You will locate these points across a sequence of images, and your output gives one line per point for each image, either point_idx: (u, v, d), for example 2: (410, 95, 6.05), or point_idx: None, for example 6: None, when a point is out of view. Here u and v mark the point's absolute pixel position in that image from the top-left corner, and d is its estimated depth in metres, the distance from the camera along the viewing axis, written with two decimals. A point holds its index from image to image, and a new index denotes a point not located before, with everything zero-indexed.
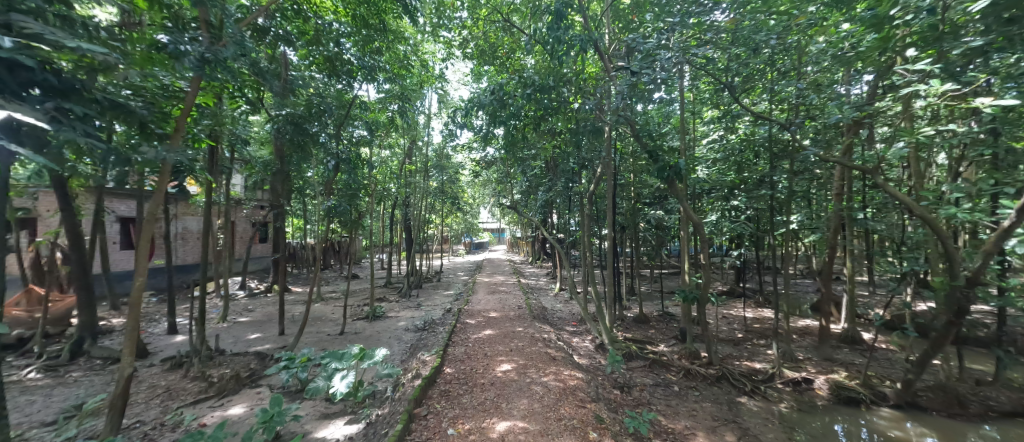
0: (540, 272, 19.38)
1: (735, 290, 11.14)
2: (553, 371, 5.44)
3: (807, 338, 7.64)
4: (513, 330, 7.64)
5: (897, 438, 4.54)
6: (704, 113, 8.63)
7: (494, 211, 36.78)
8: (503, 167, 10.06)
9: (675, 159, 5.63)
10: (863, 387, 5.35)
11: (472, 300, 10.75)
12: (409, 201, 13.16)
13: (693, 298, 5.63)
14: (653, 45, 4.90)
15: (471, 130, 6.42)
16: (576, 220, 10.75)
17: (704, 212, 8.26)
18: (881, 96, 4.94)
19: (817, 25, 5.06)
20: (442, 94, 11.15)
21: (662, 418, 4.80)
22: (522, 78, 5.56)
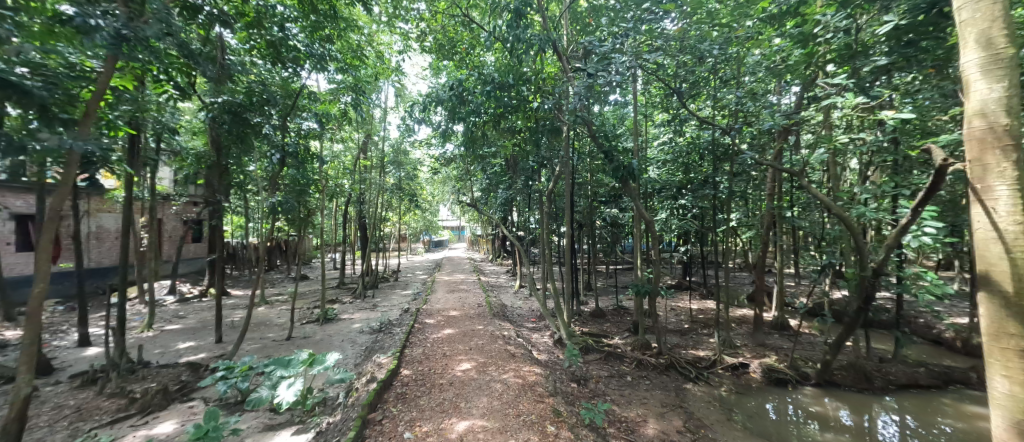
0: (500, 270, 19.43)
1: (682, 284, 11.87)
2: (513, 368, 5.49)
3: (743, 326, 8.34)
4: (472, 328, 7.60)
5: (817, 412, 5.10)
6: (655, 116, 9.09)
7: (453, 209, 36.32)
8: (463, 164, 9.93)
9: (628, 159, 5.89)
10: (790, 369, 5.93)
11: (431, 299, 10.56)
12: (364, 198, 12.61)
13: (645, 292, 5.93)
14: (608, 49, 5.05)
15: (430, 126, 6.27)
16: (535, 218, 10.90)
17: (654, 210, 8.71)
18: (807, 106, 5.48)
19: (754, 38, 5.53)
20: (399, 87, 10.81)
21: (616, 407, 5.01)
22: (482, 75, 5.52)
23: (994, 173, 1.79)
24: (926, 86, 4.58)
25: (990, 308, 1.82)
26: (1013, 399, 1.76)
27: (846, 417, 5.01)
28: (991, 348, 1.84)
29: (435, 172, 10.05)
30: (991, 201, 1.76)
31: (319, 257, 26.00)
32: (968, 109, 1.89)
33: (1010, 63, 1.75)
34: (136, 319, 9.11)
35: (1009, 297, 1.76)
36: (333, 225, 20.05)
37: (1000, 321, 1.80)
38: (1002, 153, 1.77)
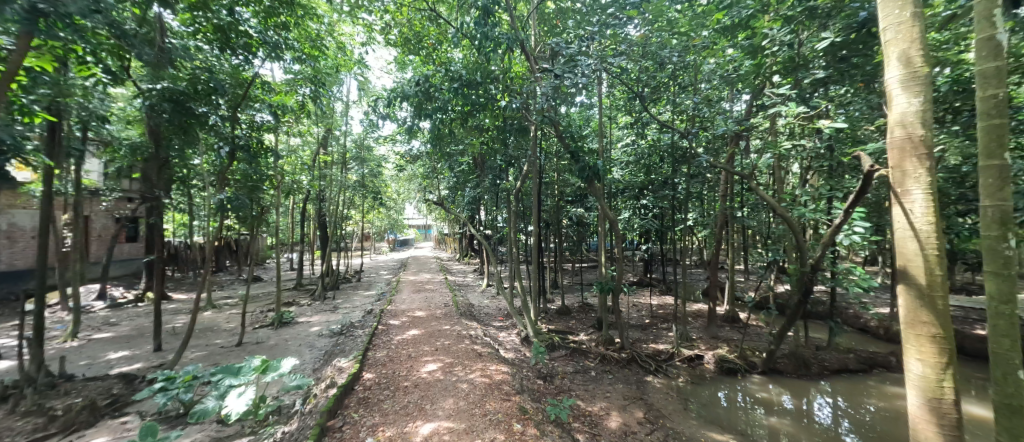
0: (467, 269, 19.28)
1: (643, 281, 12.37)
2: (479, 367, 5.48)
3: (699, 320, 8.82)
4: (439, 328, 7.49)
5: (763, 398, 5.50)
6: (619, 119, 9.41)
7: (420, 208, 35.67)
8: (430, 162, 9.75)
9: (594, 159, 6.04)
10: (740, 359, 6.35)
11: (396, 300, 10.29)
12: (323, 195, 12.06)
13: (609, 289, 6.10)
14: (574, 51, 5.15)
15: (396, 122, 6.09)
16: (502, 217, 10.92)
17: (618, 210, 9.02)
18: (756, 113, 5.88)
19: (709, 47, 5.87)
20: (362, 80, 10.42)
21: (580, 402, 5.14)
22: (449, 71, 5.45)
23: (911, 177, 2.02)
24: (856, 98, 5.07)
25: (907, 299, 2.05)
26: (924, 378, 2.01)
27: (787, 401, 5.45)
28: (907, 334, 2.09)
29: (400, 169, 9.78)
30: (909, 203, 1.99)
31: (274, 257, 24.58)
32: (892, 119, 2.11)
33: (925, 80, 1.97)
34: (58, 327, 8.17)
35: (922, 288, 1.99)
36: (289, 224, 19.01)
37: (915, 310, 2.03)
38: (918, 160, 2.00)
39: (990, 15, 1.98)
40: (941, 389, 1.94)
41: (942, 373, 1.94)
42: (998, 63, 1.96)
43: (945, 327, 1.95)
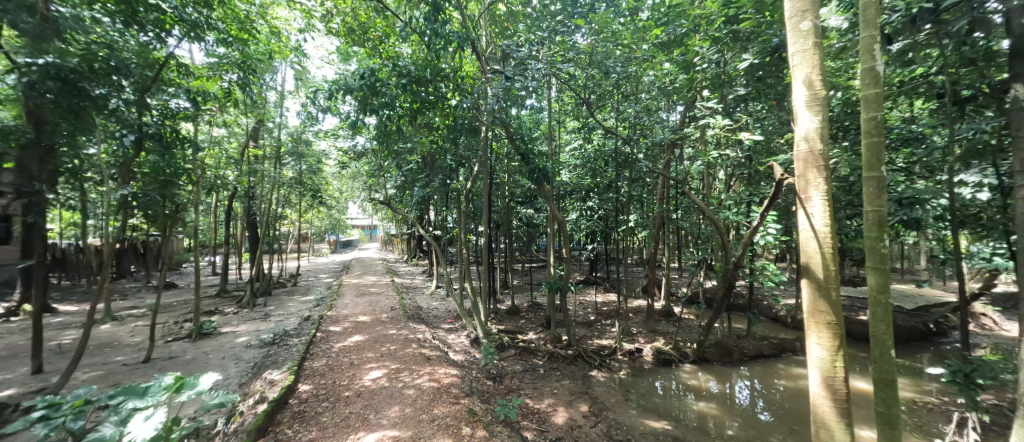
0: (415, 270, 18.72)
1: (589, 279, 12.88)
2: (427, 371, 5.35)
3: (638, 315, 9.39)
4: (384, 333, 7.18)
5: (693, 386, 6.00)
6: (567, 123, 9.73)
7: (364, 207, 33.99)
8: (375, 159, 9.32)
9: (543, 162, 6.18)
10: (674, 350, 6.87)
11: (337, 305, 9.68)
12: (253, 192, 11.00)
13: (557, 288, 6.28)
14: (524, 55, 5.26)
15: (339, 116, 5.74)
16: (452, 217, 10.76)
17: (566, 211, 9.32)
18: (689, 124, 6.41)
19: (648, 60, 6.30)
20: (299, 69, 9.69)
21: (529, 400, 5.22)
22: (397, 66, 5.27)
23: (813, 185, 2.34)
24: (770, 114, 5.74)
25: (809, 292, 2.37)
26: (822, 360, 2.34)
27: (714, 386, 6.00)
28: (809, 322, 2.41)
29: (343, 165, 9.23)
30: (810, 207, 2.30)
31: (192, 260, 21.96)
32: (798, 134, 2.41)
33: (823, 102, 2.30)
34: None
35: (820, 281, 2.32)
36: (211, 223, 17.10)
37: (815, 301, 2.35)
38: (818, 171, 2.32)
39: (871, 50, 2.36)
40: (834, 368, 2.28)
41: (835, 354, 2.27)
42: (877, 90, 2.33)
43: (837, 314, 2.29)
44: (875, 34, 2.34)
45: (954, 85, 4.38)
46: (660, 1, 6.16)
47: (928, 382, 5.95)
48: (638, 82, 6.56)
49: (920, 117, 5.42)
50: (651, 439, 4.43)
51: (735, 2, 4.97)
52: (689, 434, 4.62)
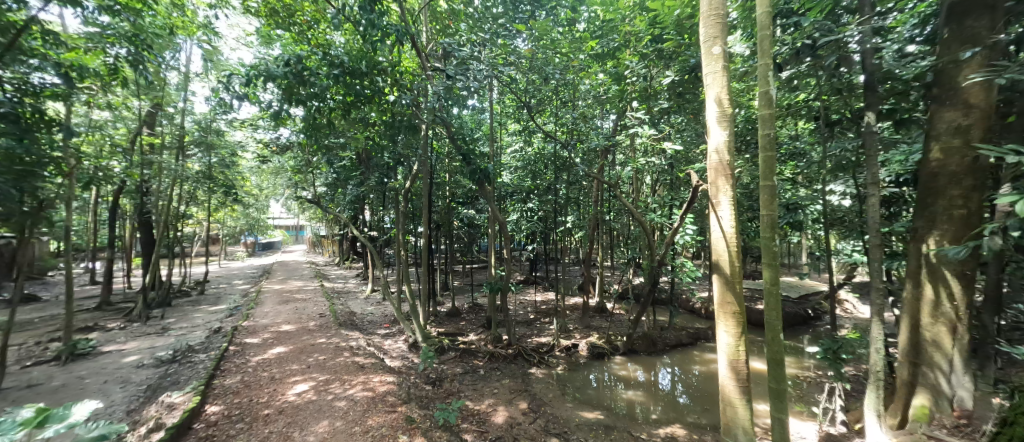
0: (346, 274, 17.56)
1: (528, 279, 13.19)
2: (361, 380, 5.05)
3: (575, 312, 9.82)
4: (311, 342, 6.63)
5: (624, 376, 6.44)
6: (508, 125, 9.87)
7: (289, 205, 31.19)
8: (303, 155, 8.57)
9: (485, 163, 6.21)
10: (606, 343, 7.30)
11: (255, 314, 8.73)
12: (147, 187, 9.48)
13: (497, 289, 6.33)
14: (466, 55, 5.24)
15: (260, 104, 5.17)
16: (389, 217, 10.30)
17: (507, 211, 9.44)
18: (620, 132, 6.88)
19: (584, 70, 6.66)
20: (209, 50, 8.52)
21: (469, 403, 5.19)
22: (328, 55, 4.90)
23: (721, 191, 2.66)
24: (688, 127, 6.38)
25: (718, 286, 2.69)
26: (730, 345, 2.66)
27: (641, 375, 6.49)
28: (720, 313, 2.72)
29: (263, 159, 8.34)
30: (720, 211, 2.61)
31: None
32: (710, 146, 2.73)
33: (730, 118, 2.63)
34: None
35: (727, 276, 2.64)
36: (88, 223, 14.35)
37: (724, 294, 2.67)
38: (726, 178, 2.64)
39: (766, 76, 2.74)
40: (738, 352, 2.62)
41: (739, 340, 2.61)
42: (771, 110, 2.71)
43: (740, 304, 2.63)
44: (770, 63, 2.72)
45: (826, 110, 5.27)
46: (596, 14, 6.41)
47: (807, 359, 7.06)
48: (575, 89, 6.87)
49: (802, 135, 6.43)
50: (586, 430, 4.66)
51: (660, 23, 5.36)
52: (620, 422, 4.95)
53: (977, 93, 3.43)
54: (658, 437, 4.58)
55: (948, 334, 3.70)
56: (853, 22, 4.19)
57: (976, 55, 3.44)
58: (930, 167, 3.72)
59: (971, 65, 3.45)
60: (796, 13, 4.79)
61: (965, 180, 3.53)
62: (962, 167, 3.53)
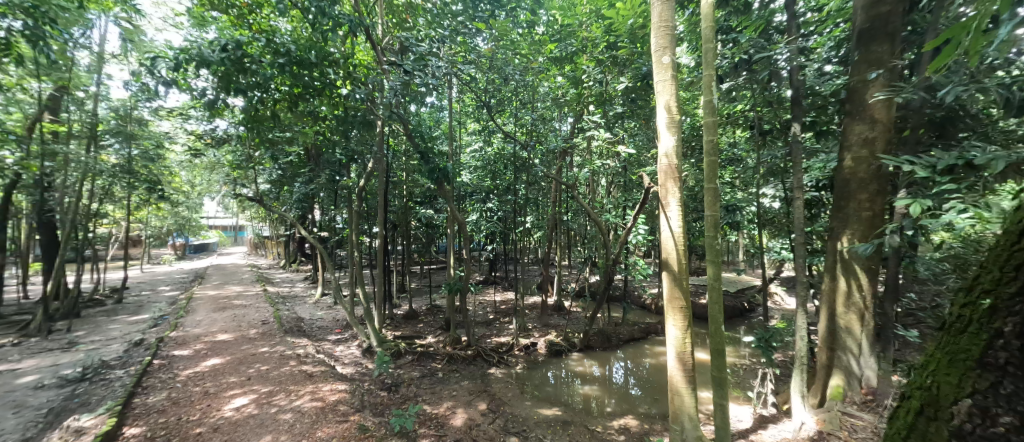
0: (293, 277, 16.46)
1: (488, 279, 13.16)
2: (309, 390, 4.76)
3: (533, 311, 9.94)
4: (252, 352, 6.13)
5: (581, 372, 6.63)
6: (468, 124, 9.79)
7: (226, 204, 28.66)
8: (244, 149, 7.90)
9: (444, 162, 6.13)
10: (564, 340, 7.47)
11: (185, 323, 7.92)
12: (50, 181, 8.27)
13: (457, 289, 6.26)
14: (425, 50, 5.12)
15: (192, 92, 4.66)
16: (341, 217, 9.80)
17: (466, 211, 9.35)
18: (577, 135, 7.07)
19: (543, 73, 6.78)
20: (129, 29, 7.56)
21: (427, 407, 5.07)
22: (273, 42, 4.56)
23: (669, 192, 2.83)
24: (641, 132, 6.71)
25: (667, 282, 2.86)
26: (677, 338, 2.82)
27: (597, 370, 6.72)
28: (669, 308, 2.89)
29: (195, 153, 7.58)
30: (668, 212, 2.77)
31: None
32: (660, 150, 2.89)
33: (677, 125, 2.80)
34: None
35: (675, 273, 2.81)
36: None
37: (672, 289, 2.84)
38: (674, 181, 2.81)
39: (710, 86, 2.93)
40: (685, 344, 2.79)
41: (685, 332, 2.79)
42: (714, 118, 2.91)
43: (686, 298, 2.81)
44: (713, 74, 2.92)
45: (760, 120, 5.78)
46: (553, 19, 6.78)
47: (744, 348, 7.70)
48: (534, 91, 6.96)
49: (740, 143, 7.00)
50: (544, 427, 4.73)
51: (615, 31, 5.74)
52: (577, 416, 5.08)
53: (880, 110, 3.93)
54: (613, 429, 4.75)
55: (857, 321, 4.21)
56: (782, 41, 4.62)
57: (880, 76, 3.94)
58: (844, 174, 4.20)
59: (876, 85, 3.95)
60: (735, 29, 5.21)
61: (871, 185, 4.02)
62: (869, 175, 4.03)
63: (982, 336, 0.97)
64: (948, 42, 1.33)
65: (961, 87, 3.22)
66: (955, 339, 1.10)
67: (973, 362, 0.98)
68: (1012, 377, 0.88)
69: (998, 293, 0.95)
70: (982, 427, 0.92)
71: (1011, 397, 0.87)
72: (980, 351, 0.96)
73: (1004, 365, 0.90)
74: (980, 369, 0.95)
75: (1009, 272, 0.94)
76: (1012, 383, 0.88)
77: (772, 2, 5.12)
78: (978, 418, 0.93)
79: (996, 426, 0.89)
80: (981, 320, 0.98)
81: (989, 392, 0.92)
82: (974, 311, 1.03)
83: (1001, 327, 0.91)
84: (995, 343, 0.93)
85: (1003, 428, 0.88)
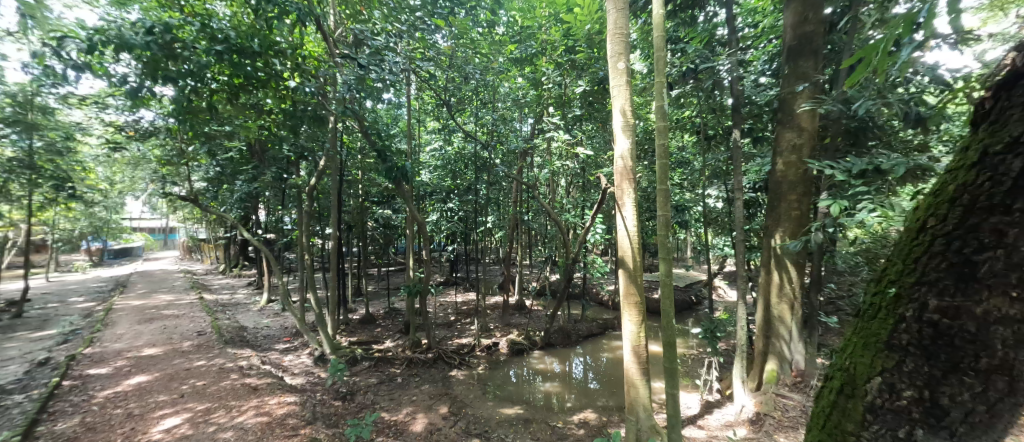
0: (234, 283, 15.20)
1: (449, 280, 12.98)
2: (254, 404, 4.42)
3: (495, 311, 9.96)
4: (186, 366, 5.57)
5: (541, 369, 6.74)
6: (427, 122, 9.60)
7: (153, 204, 25.88)
8: (175, 143, 7.16)
9: (402, 160, 5.96)
10: (526, 339, 7.55)
11: (103, 338, 7.03)
12: None
13: (416, 291, 6.11)
14: (381, 45, 4.93)
15: (111, 78, 4.14)
16: (290, 217, 9.22)
17: (425, 212, 9.16)
18: (537, 136, 7.17)
19: (503, 73, 6.81)
20: None
21: (385, 414, 4.89)
22: (207, 27, 4.16)
23: (624, 192, 2.96)
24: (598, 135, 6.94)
25: (623, 279, 2.98)
26: (633, 332, 2.95)
27: (557, 367, 6.87)
28: (625, 304, 2.99)
29: (115, 146, 6.76)
30: (624, 212, 2.91)
31: None
32: (615, 152, 3.01)
33: (632, 128, 2.93)
34: None
35: (631, 270, 2.94)
36: None
37: (627, 286, 2.96)
38: (629, 182, 2.93)
39: (661, 92, 3.09)
40: (640, 338, 2.92)
41: (640, 327, 2.92)
42: (665, 123, 3.07)
43: (640, 294, 2.94)
44: (663, 81, 3.08)
45: (705, 126, 6.17)
46: (513, 20, 6.82)
47: (692, 339, 8.23)
48: (495, 91, 6.94)
49: (687, 148, 7.47)
50: (506, 427, 4.74)
51: (573, 35, 6.01)
52: (538, 413, 5.14)
53: (806, 120, 4.36)
54: (573, 423, 4.86)
55: (789, 310, 4.65)
56: (724, 53, 4.95)
57: (806, 89, 4.36)
58: (776, 177, 4.61)
59: (802, 96, 4.36)
60: (682, 40, 5.55)
61: (799, 187, 4.46)
62: (797, 177, 4.46)
63: (889, 320, 1.17)
64: (860, 61, 1.51)
65: (870, 101, 3.65)
66: (866, 324, 1.30)
67: (882, 344, 1.18)
68: (912, 355, 1.08)
69: (901, 282, 1.15)
70: (889, 401, 1.13)
71: (912, 373, 1.08)
72: (887, 334, 1.16)
73: (905, 345, 1.10)
74: (887, 350, 1.15)
75: (909, 263, 1.14)
76: (912, 360, 1.08)
77: (715, 16, 5.53)
78: (886, 394, 1.14)
79: (901, 399, 1.11)
80: (888, 306, 1.18)
81: (894, 369, 1.12)
82: (883, 298, 1.23)
83: (904, 311, 1.11)
84: (897, 326, 1.13)
85: (905, 401, 1.10)
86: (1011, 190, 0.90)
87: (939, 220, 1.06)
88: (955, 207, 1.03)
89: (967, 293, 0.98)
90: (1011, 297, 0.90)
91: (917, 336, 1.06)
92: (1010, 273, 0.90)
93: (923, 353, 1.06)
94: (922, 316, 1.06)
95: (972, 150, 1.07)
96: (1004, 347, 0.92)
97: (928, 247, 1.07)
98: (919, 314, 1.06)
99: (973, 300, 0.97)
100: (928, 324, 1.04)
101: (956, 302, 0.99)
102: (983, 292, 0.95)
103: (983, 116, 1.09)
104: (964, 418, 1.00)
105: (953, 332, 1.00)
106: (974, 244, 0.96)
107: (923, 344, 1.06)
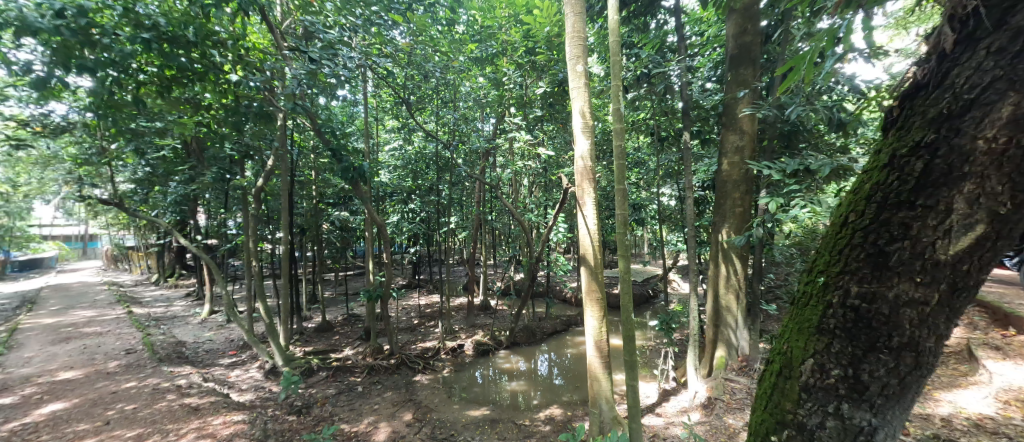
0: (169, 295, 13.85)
1: (412, 282, 12.69)
2: (194, 427, 4.04)
3: (459, 312, 9.89)
4: (112, 389, 4.99)
5: (507, 369, 6.78)
6: (385, 121, 9.33)
7: (70, 210, 23.05)
8: (93, 141, 6.38)
9: (359, 160, 5.72)
10: (491, 340, 7.52)
11: (5, 363, 6.12)
12: None
13: (376, 296, 5.89)
14: (333, 38, 4.65)
15: (12, 66, 3.58)
16: (235, 220, 8.57)
17: (386, 214, 8.87)
18: (499, 136, 7.18)
19: (464, 72, 6.77)
20: None
21: (344, 426, 4.67)
22: (131, 12, 3.65)
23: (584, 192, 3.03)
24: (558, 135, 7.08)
25: (586, 276, 3.05)
26: (595, 327, 3.01)
27: (523, 365, 6.94)
28: (589, 299, 3.06)
29: (19, 142, 5.91)
30: (585, 211, 2.98)
31: None
32: (576, 153, 3.06)
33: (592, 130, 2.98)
34: None
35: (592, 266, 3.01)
36: None
37: (590, 282, 3.02)
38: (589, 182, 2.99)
39: (618, 95, 3.17)
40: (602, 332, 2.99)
41: (602, 322, 2.99)
42: (622, 125, 3.16)
43: (601, 290, 3.02)
44: (619, 83, 3.17)
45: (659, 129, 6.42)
46: (474, 19, 6.73)
47: (649, 331, 8.64)
48: (456, 90, 6.83)
49: (642, 149, 7.81)
50: (473, 429, 4.69)
51: (533, 37, 6.33)
52: (504, 413, 5.15)
53: (746, 123, 4.70)
54: (540, 420, 4.91)
55: (734, 299, 5.00)
56: (674, 60, 5.16)
57: (746, 95, 4.67)
58: (722, 176, 4.92)
59: (743, 102, 4.67)
60: (637, 45, 5.76)
61: (742, 185, 4.80)
62: (740, 177, 4.79)
63: (819, 307, 1.34)
64: (791, 69, 1.63)
65: (802, 107, 3.98)
66: (798, 311, 1.47)
67: (813, 328, 1.35)
68: (838, 337, 1.27)
69: (828, 272, 1.33)
70: (819, 379, 1.32)
71: (838, 353, 1.27)
72: (817, 320, 1.34)
73: (832, 328, 1.28)
74: (818, 333, 1.33)
75: (835, 254, 1.31)
76: (838, 342, 1.27)
77: (665, 24, 5.80)
78: (817, 373, 1.33)
79: (828, 378, 1.30)
80: (818, 293, 1.36)
81: (823, 351, 1.31)
82: (812, 287, 1.40)
83: (830, 298, 1.29)
84: (826, 311, 1.31)
85: (834, 378, 1.29)
86: (913, 188, 1.08)
87: (860, 218, 1.22)
88: (870, 204, 1.20)
89: (881, 279, 1.16)
90: (916, 282, 1.09)
91: (842, 320, 1.25)
92: (914, 261, 1.08)
93: (846, 335, 1.25)
94: (846, 302, 1.24)
95: (883, 153, 1.23)
96: (910, 325, 1.12)
97: (850, 239, 1.25)
98: (843, 300, 1.24)
99: (886, 285, 1.15)
100: (851, 309, 1.22)
101: (872, 288, 1.17)
102: (894, 278, 1.13)
103: (891, 123, 1.24)
104: (880, 390, 1.22)
105: (870, 315, 1.18)
106: (886, 236, 1.14)
107: (847, 327, 1.24)
